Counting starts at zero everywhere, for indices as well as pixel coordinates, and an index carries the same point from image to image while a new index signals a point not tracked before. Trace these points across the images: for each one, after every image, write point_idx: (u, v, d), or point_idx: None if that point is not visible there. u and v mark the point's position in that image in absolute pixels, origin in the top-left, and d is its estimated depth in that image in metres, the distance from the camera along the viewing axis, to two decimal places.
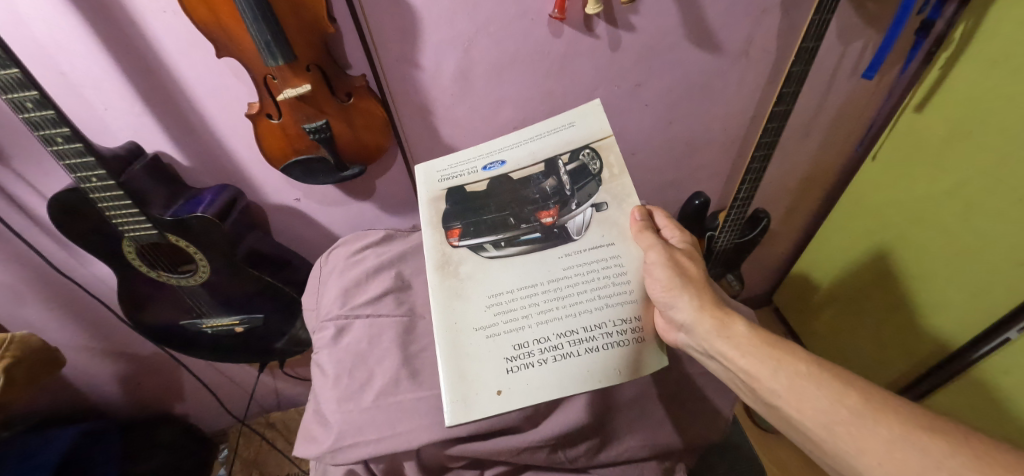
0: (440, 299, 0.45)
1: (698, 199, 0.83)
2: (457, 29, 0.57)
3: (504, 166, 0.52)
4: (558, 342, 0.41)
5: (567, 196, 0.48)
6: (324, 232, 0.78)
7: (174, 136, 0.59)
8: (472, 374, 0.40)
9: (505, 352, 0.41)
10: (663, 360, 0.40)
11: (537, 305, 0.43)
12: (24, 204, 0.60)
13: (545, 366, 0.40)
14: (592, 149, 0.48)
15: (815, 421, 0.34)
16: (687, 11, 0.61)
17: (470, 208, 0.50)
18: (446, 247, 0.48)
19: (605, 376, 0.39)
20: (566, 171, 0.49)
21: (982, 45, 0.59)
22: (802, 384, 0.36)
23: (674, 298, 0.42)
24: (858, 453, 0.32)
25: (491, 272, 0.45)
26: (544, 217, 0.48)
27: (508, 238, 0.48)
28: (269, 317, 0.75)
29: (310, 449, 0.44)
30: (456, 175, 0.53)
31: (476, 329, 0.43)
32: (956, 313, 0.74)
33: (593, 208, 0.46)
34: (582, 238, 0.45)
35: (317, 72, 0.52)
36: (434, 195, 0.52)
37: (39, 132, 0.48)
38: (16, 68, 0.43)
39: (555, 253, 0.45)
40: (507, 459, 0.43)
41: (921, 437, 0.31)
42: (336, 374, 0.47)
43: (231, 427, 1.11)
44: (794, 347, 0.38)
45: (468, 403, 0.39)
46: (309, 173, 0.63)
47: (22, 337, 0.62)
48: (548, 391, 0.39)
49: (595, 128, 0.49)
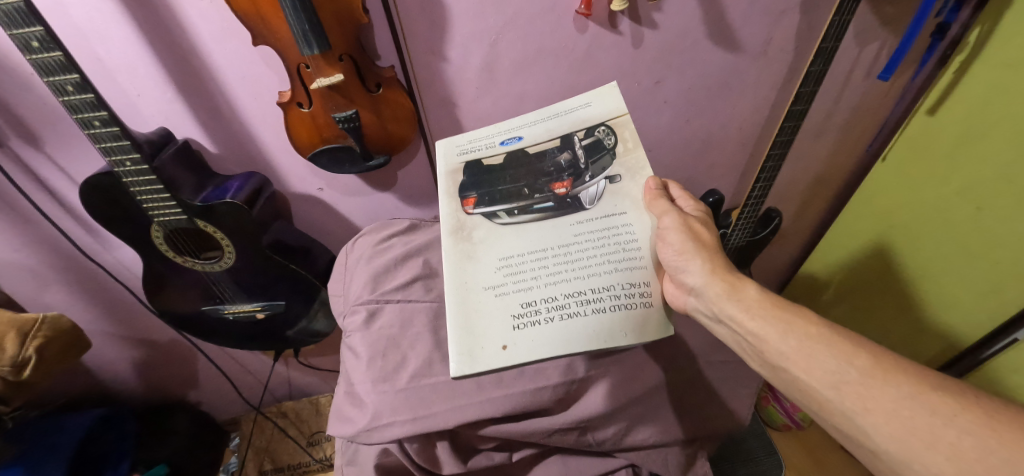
0: (452, 261, 0.45)
1: (713, 196, 0.81)
2: (485, 23, 0.58)
3: (521, 142, 0.53)
4: (565, 301, 0.41)
5: (581, 168, 0.49)
6: (345, 223, 0.79)
7: (204, 123, 0.60)
8: (479, 330, 0.41)
9: (513, 309, 0.42)
10: (666, 331, 0.42)
11: (546, 267, 0.43)
12: (53, 187, 0.61)
13: (551, 324, 0.41)
14: (607, 126, 0.50)
15: (823, 382, 0.35)
16: (709, 10, 0.62)
17: (486, 179, 0.51)
18: (461, 213, 0.49)
19: (610, 336, 0.40)
20: (582, 146, 0.50)
21: (1000, 46, 0.59)
22: (811, 345, 0.36)
23: (687, 262, 0.43)
24: (865, 413, 0.33)
25: (503, 237, 0.46)
26: (557, 187, 0.49)
27: (521, 206, 0.48)
28: (290, 304, 0.76)
29: (345, 428, 0.45)
30: (474, 150, 0.54)
31: (485, 287, 0.43)
32: (969, 311, 0.73)
33: (607, 180, 0.47)
34: (595, 208, 0.46)
35: (350, 62, 0.53)
36: (452, 167, 0.53)
37: (78, 115, 0.49)
38: (59, 51, 0.44)
39: (566, 221, 0.46)
40: (537, 441, 0.44)
41: (931, 396, 0.31)
42: (370, 356, 0.48)
43: (245, 415, 1.11)
44: (804, 311, 0.39)
45: (472, 357, 0.40)
46: (336, 162, 0.64)
47: (53, 317, 0.64)
48: (553, 346, 0.39)
49: (611, 106, 0.51)
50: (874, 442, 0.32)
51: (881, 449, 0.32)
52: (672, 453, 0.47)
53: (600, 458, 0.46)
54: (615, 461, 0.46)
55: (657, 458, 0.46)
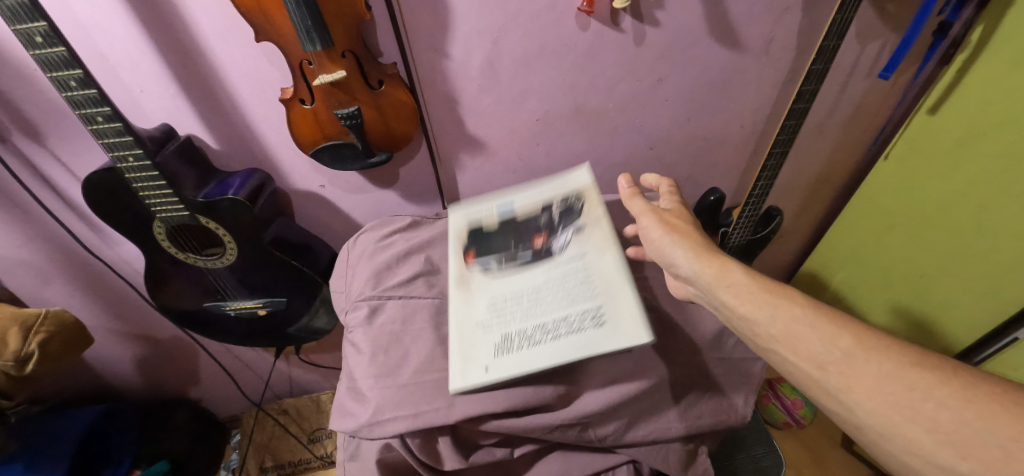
0: (455, 305, 0.49)
1: (713, 196, 0.81)
2: (488, 20, 0.58)
3: (512, 206, 0.58)
4: (534, 332, 0.43)
5: (555, 225, 0.53)
6: (347, 220, 0.80)
7: (207, 119, 0.60)
8: (470, 355, 0.44)
9: (495, 340, 0.44)
10: (632, 343, 0.39)
11: (522, 306, 0.46)
12: (56, 183, 0.61)
13: (522, 352, 0.42)
14: (578, 195, 0.56)
15: (808, 362, 0.35)
16: (712, 9, 0.63)
17: (483, 238, 0.55)
18: (462, 267, 0.53)
19: (569, 356, 0.40)
20: (557, 210, 0.55)
21: (1002, 45, 0.59)
22: (796, 327, 0.37)
23: (674, 252, 0.45)
24: (847, 390, 0.33)
25: (493, 283, 0.50)
26: (537, 239, 0.52)
27: (507, 257, 0.52)
28: (292, 301, 0.76)
29: (347, 424, 0.45)
30: (477, 215, 0.59)
31: (477, 323, 0.47)
32: (969, 309, 0.73)
33: (574, 230, 0.52)
34: (563, 253, 0.50)
35: (353, 59, 0.53)
36: (459, 228, 0.57)
37: (81, 111, 0.49)
38: (62, 46, 0.44)
39: (541, 266, 0.49)
40: (539, 437, 0.44)
41: (912, 373, 0.32)
42: (372, 352, 0.48)
43: (247, 411, 1.10)
44: (791, 294, 0.39)
45: (464, 373, 0.42)
46: (339, 159, 0.63)
47: (57, 312, 0.64)
48: (522, 370, 0.40)
49: (581, 182, 0.58)
50: (857, 419, 0.33)
51: (863, 424, 0.32)
52: (674, 450, 0.47)
53: (601, 453, 0.46)
54: (616, 457, 0.46)
55: (658, 455, 0.46)
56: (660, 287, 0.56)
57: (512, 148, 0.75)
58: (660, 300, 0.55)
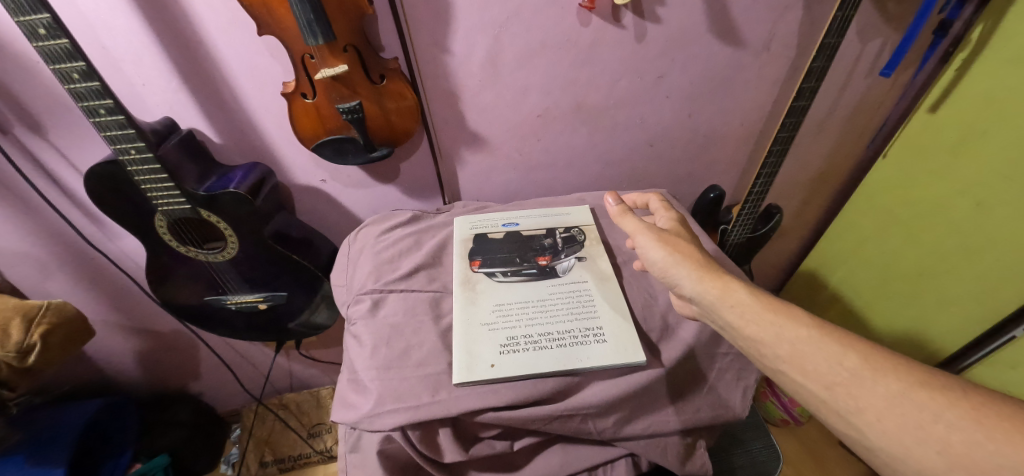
0: (461, 307, 0.52)
1: (713, 193, 0.84)
2: (489, 15, 0.58)
3: (517, 226, 0.62)
4: (540, 338, 0.48)
5: (559, 250, 0.59)
6: (347, 215, 0.80)
7: (208, 112, 0.60)
8: (476, 351, 0.47)
9: (499, 341, 0.48)
10: (633, 358, 0.47)
11: (528, 314, 0.51)
12: (57, 175, 0.61)
13: (528, 353, 0.47)
14: (580, 228, 0.62)
15: (817, 383, 0.36)
16: (713, 6, 0.63)
17: (488, 247, 0.59)
18: (468, 272, 0.55)
19: (574, 362, 0.46)
20: (561, 237, 0.61)
21: (1003, 44, 0.59)
22: (802, 347, 0.37)
23: (676, 272, 0.45)
24: (858, 412, 0.34)
25: (499, 291, 0.54)
26: (541, 259, 0.57)
27: (513, 269, 0.56)
28: (292, 296, 0.76)
29: (347, 415, 0.46)
30: (482, 227, 0.62)
31: (482, 324, 0.50)
32: (967, 308, 0.73)
33: (577, 259, 0.58)
34: (566, 275, 0.56)
35: (354, 53, 0.53)
36: (465, 237, 0.60)
37: (83, 103, 0.49)
38: (65, 39, 0.44)
39: (545, 282, 0.55)
40: (539, 428, 0.45)
41: (920, 392, 0.33)
42: (373, 344, 0.48)
43: (246, 406, 1.10)
44: (791, 309, 0.40)
45: (470, 369, 0.45)
46: (340, 153, 0.64)
47: (58, 304, 0.64)
48: (527, 371, 0.45)
49: (582, 217, 0.64)
50: (868, 440, 0.34)
51: (875, 447, 0.33)
52: (673, 443, 0.47)
53: (600, 446, 0.46)
54: (615, 450, 0.46)
55: (657, 448, 0.46)
56: (658, 283, 0.57)
57: (512, 144, 0.75)
58: (658, 296, 0.55)
